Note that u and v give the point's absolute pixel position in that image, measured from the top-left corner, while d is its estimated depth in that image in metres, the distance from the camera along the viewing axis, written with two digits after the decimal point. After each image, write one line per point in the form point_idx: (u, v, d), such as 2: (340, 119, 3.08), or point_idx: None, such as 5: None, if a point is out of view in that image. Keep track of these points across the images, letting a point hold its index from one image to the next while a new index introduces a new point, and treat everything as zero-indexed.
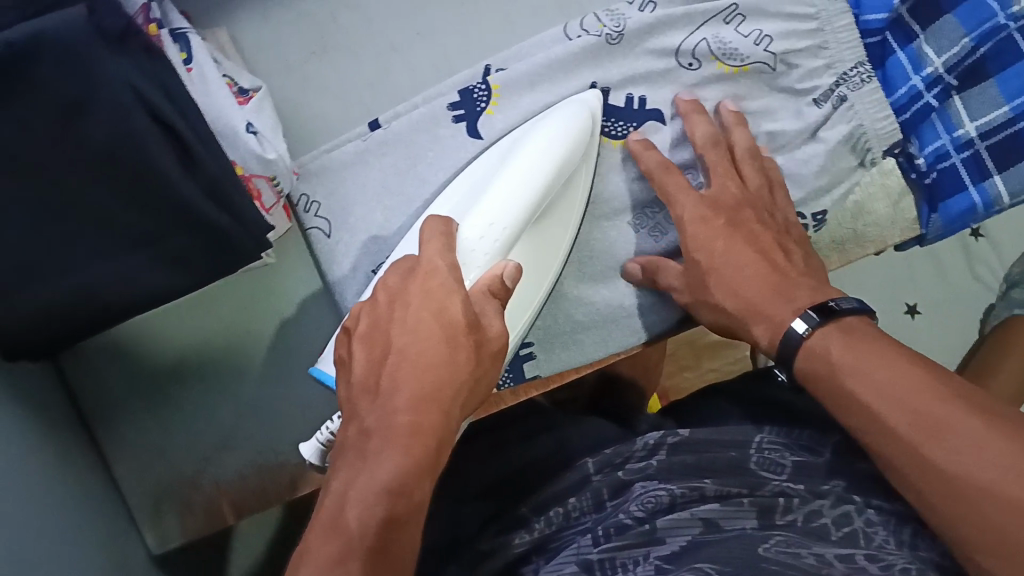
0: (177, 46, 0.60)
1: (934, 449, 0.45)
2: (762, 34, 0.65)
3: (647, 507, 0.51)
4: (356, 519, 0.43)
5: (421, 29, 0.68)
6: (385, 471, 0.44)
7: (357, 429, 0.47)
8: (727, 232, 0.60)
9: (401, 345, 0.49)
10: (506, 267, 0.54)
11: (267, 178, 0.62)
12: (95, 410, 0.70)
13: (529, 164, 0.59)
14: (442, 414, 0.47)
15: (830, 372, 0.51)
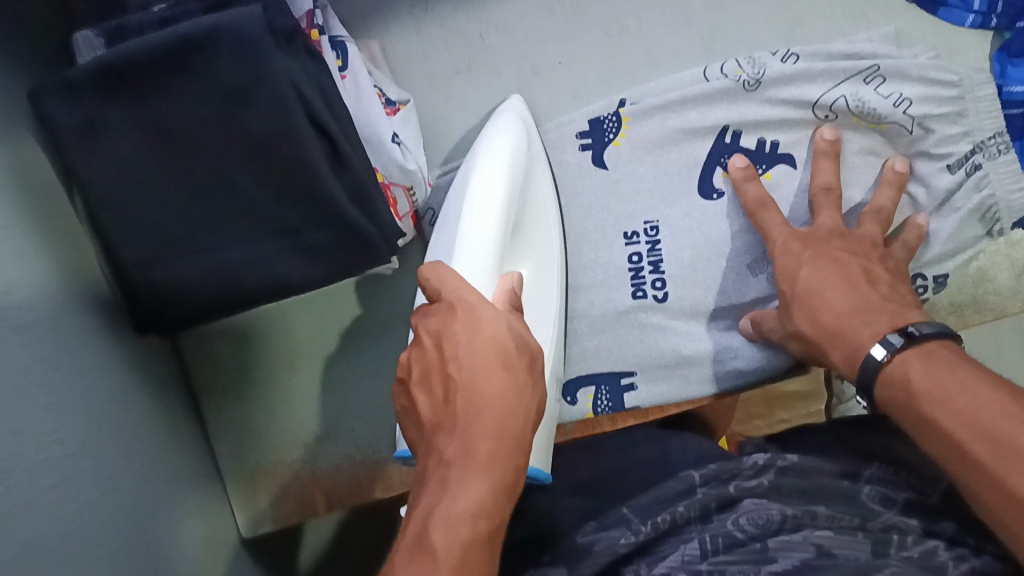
0: (334, 53, 0.64)
1: (1013, 476, 0.43)
2: (902, 97, 0.65)
3: (757, 523, 0.49)
4: (441, 545, 0.39)
5: (564, 58, 0.70)
6: (466, 501, 0.40)
7: (432, 463, 0.42)
8: (812, 258, 0.61)
9: (462, 373, 0.43)
10: (513, 279, 0.52)
11: (404, 187, 0.65)
12: (208, 388, 0.73)
13: (493, 163, 0.59)
14: (515, 441, 0.43)
15: (909, 399, 0.50)
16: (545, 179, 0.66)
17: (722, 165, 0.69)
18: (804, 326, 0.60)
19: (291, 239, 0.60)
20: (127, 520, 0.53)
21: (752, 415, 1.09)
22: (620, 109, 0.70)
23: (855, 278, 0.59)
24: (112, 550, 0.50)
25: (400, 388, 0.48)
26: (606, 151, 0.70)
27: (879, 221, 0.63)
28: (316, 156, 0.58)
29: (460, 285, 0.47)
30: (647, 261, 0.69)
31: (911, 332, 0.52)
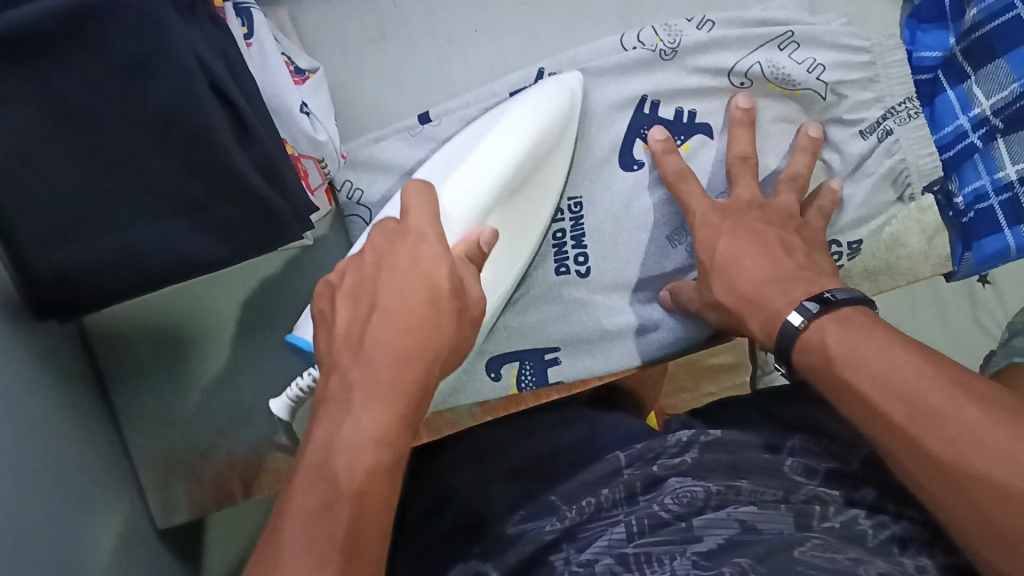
0: (239, 20, 0.61)
1: (932, 438, 0.43)
2: (816, 63, 0.65)
3: (681, 503, 0.49)
4: (343, 470, 0.41)
5: (481, 27, 0.68)
6: (368, 429, 0.42)
7: (337, 383, 0.45)
8: (730, 229, 0.61)
9: (389, 302, 0.46)
10: (482, 233, 0.53)
11: (315, 159, 0.63)
12: (114, 376, 0.69)
13: (508, 133, 0.59)
14: (420, 381, 0.45)
15: (826, 364, 0.49)
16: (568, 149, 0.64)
17: (641, 138, 0.68)
18: (721, 295, 0.59)
19: (197, 215, 0.58)
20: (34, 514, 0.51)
21: (679, 389, 1.11)
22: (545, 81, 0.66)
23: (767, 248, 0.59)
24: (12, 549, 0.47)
25: (322, 298, 0.50)
26: None
27: (794, 188, 0.64)
28: (223, 132, 0.56)
29: (421, 222, 0.48)
30: (570, 236, 0.69)
31: (824, 295, 0.52)
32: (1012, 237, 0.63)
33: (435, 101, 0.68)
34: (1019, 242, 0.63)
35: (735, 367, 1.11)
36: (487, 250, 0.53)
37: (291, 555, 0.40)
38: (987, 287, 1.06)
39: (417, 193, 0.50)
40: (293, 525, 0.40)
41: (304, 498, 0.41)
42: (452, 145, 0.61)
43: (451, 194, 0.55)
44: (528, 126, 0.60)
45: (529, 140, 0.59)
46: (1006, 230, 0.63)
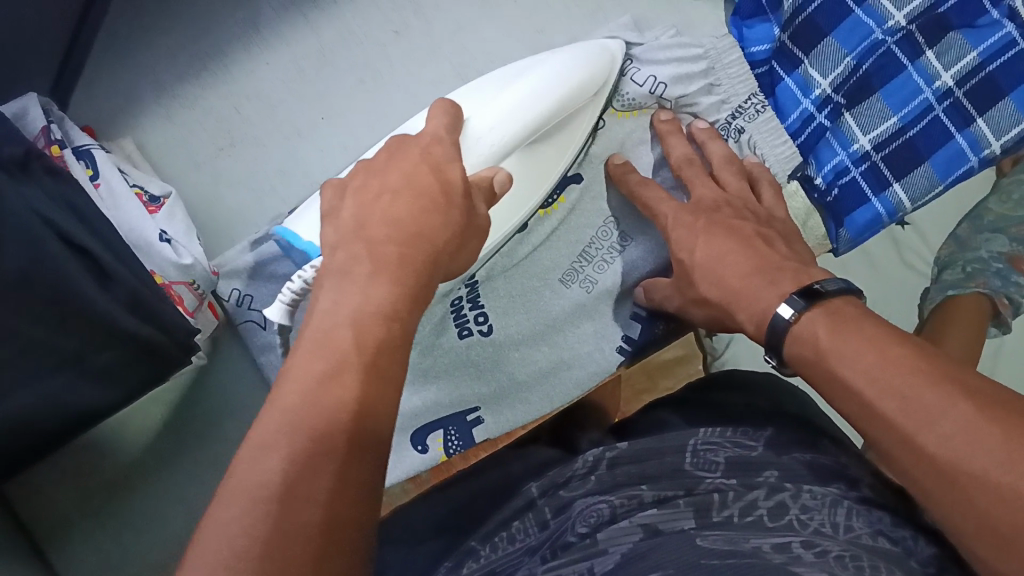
0: (82, 163, 0.61)
1: (922, 433, 0.39)
2: (657, 81, 0.66)
3: (590, 521, 0.49)
4: (351, 333, 0.38)
5: (326, 113, 0.69)
6: (379, 299, 0.40)
7: (344, 259, 0.43)
8: (704, 228, 0.57)
9: (397, 187, 0.45)
10: (496, 173, 0.52)
11: (187, 284, 0.62)
12: (43, 529, 0.67)
13: (526, 85, 0.57)
14: (428, 261, 0.43)
15: (819, 358, 0.45)
16: (587, 118, 0.63)
17: None
18: (707, 291, 0.55)
19: (80, 366, 0.58)
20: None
21: (637, 392, 1.01)
22: None
23: (744, 232, 0.56)
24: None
25: (329, 195, 0.49)
26: None
27: (735, 171, 0.63)
28: (85, 281, 0.55)
29: (438, 127, 0.50)
30: (466, 299, 0.69)
31: (814, 284, 0.48)
32: (881, 204, 0.66)
33: (298, 193, 0.69)
34: (888, 207, 0.66)
35: (687, 357, 1.02)
36: (502, 191, 0.52)
37: (302, 407, 0.35)
38: (907, 228, 1.00)
39: (439, 110, 0.52)
40: (294, 392, 0.36)
41: (309, 358, 0.37)
42: (485, 77, 0.61)
43: (481, 121, 0.55)
44: (563, 84, 0.58)
45: (560, 88, 0.58)
46: (874, 198, 0.66)
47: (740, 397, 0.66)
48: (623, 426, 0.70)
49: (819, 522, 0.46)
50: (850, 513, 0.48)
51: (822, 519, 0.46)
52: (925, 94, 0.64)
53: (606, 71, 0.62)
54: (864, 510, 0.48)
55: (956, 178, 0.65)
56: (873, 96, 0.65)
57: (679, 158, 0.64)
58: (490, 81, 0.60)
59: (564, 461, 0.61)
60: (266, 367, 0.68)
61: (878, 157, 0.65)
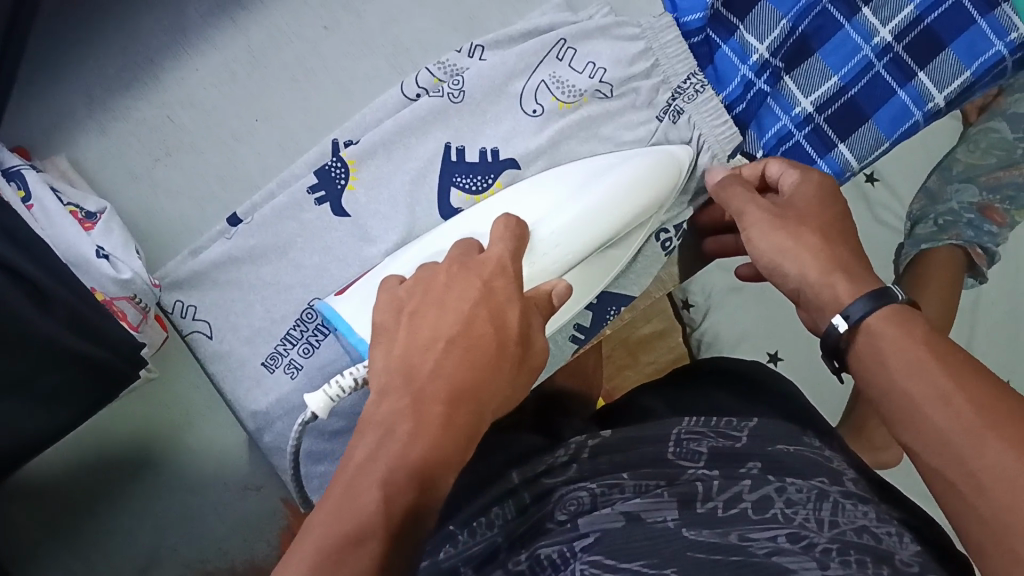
0: (13, 184, 0.59)
1: (984, 458, 0.35)
2: (597, 66, 0.65)
3: (570, 510, 0.50)
4: (376, 500, 0.36)
5: (261, 114, 0.68)
6: (415, 459, 0.39)
7: (389, 407, 0.41)
8: (793, 229, 0.47)
9: (451, 336, 0.44)
10: (557, 284, 0.52)
11: (128, 299, 0.61)
12: (11, 556, 0.66)
13: (587, 207, 0.57)
14: (469, 425, 0.42)
15: (900, 345, 0.40)
16: (648, 226, 0.62)
17: (455, 185, 0.65)
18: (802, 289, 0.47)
19: (25, 391, 0.57)
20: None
21: (620, 368, 0.95)
22: (341, 152, 0.66)
23: (856, 240, 0.48)
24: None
25: (385, 315, 0.48)
26: (342, 198, 0.66)
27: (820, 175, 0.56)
28: (25, 306, 0.54)
29: (501, 255, 0.50)
30: None
31: (888, 286, 0.42)
32: (827, 165, 0.65)
33: (238, 199, 0.68)
34: (835, 168, 0.65)
35: (669, 331, 0.96)
36: (559, 303, 0.51)
37: (355, 490, 0.37)
38: (876, 185, 0.97)
39: (501, 232, 0.52)
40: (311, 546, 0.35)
41: (368, 442, 0.40)
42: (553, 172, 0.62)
43: (546, 229, 0.56)
44: (617, 209, 0.58)
45: (612, 213, 0.58)
46: (820, 160, 0.65)
47: (726, 389, 0.67)
48: (605, 419, 0.70)
49: (805, 517, 0.45)
50: (835, 507, 0.47)
51: (807, 514, 0.45)
52: (864, 51, 0.64)
53: (674, 180, 0.61)
54: (850, 505, 0.48)
55: (903, 134, 0.65)
56: (812, 58, 0.65)
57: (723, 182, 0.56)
58: (561, 183, 0.60)
59: (546, 451, 0.62)
60: (218, 376, 0.66)
61: (821, 119, 0.65)
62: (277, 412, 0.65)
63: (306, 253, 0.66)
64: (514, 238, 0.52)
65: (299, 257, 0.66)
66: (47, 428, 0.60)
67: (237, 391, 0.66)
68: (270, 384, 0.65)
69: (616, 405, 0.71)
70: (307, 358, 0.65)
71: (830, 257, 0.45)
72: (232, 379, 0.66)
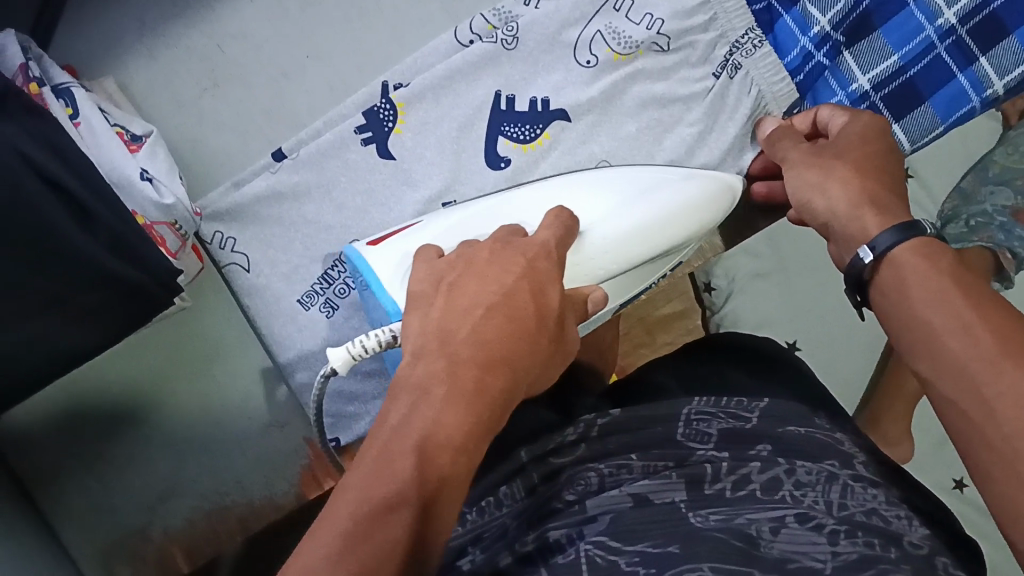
0: (61, 101, 0.59)
1: (991, 376, 0.37)
2: (654, 18, 0.64)
3: (577, 490, 0.48)
4: (415, 464, 0.33)
5: (311, 51, 0.67)
6: (451, 431, 0.35)
7: (424, 372, 0.37)
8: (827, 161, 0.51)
9: (494, 305, 0.40)
10: (596, 292, 0.47)
11: (169, 224, 0.62)
12: (32, 475, 0.66)
13: (631, 220, 0.54)
14: (499, 399, 0.37)
15: (927, 271, 0.42)
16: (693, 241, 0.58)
17: (504, 134, 0.66)
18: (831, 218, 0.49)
19: (62, 308, 0.57)
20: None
21: (636, 345, 0.96)
22: (391, 94, 0.66)
23: (895, 173, 0.50)
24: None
25: (422, 284, 0.43)
26: (388, 141, 0.66)
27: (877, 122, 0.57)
28: (67, 223, 0.54)
29: (547, 240, 0.46)
30: None
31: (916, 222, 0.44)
32: None
33: (283, 135, 0.67)
34: None
35: (687, 312, 0.97)
36: (595, 310, 0.47)
37: (389, 453, 0.34)
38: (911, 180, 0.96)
39: (551, 220, 0.48)
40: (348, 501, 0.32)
41: (399, 408, 0.36)
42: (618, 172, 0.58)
43: (591, 234, 0.53)
44: (663, 228, 0.55)
45: (652, 233, 0.54)
46: None
47: (738, 365, 0.67)
48: (620, 391, 0.69)
49: (814, 499, 0.44)
50: (845, 490, 0.46)
51: (817, 496, 0.45)
52: (926, 31, 0.62)
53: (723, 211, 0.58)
54: (860, 488, 0.47)
55: (958, 119, 0.64)
56: (873, 34, 0.63)
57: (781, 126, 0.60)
58: (605, 185, 0.56)
59: (556, 428, 0.58)
60: (250, 309, 0.66)
61: (877, 98, 0.64)
62: (305, 351, 0.65)
63: (348, 193, 0.66)
64: (563, 227, 0.48)
65: (341, 197, 0.66)
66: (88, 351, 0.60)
67: (272, 327, 0.66)
68: (304, 321, 0.66)
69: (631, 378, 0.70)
70: (343, 299, 0.66)
71: (861, 189, 0.47)
72: (265, 309, 0.66)
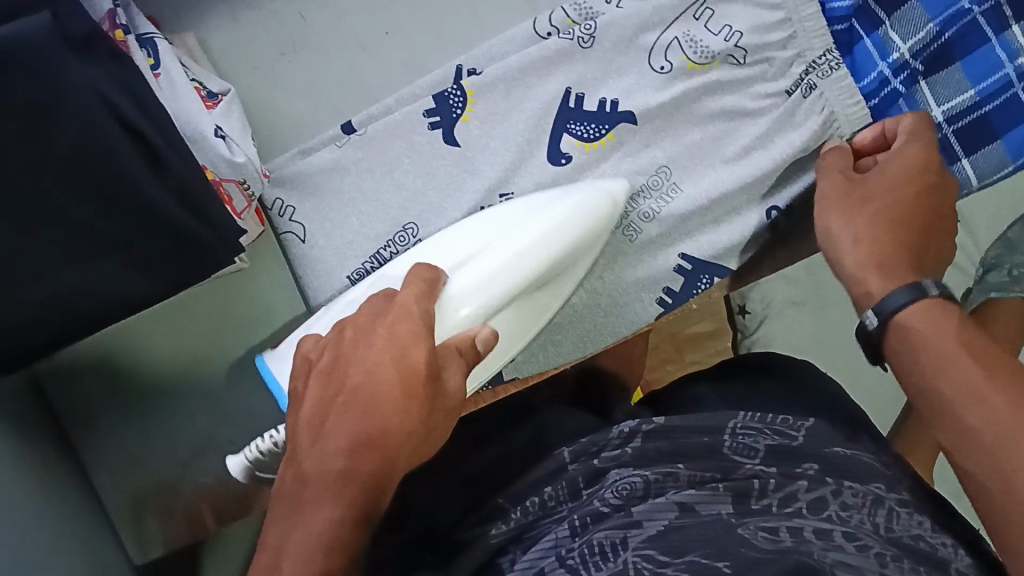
0: (144, 51, 0.60)
1: (996, 441, 0.39)
2: (733, 30, 0.63)
3: (623, 493, 0.48)
4: (291, 570, 0.39)
5: (390, 28, 0.68)
6: (322, 528, 0.40)
7: (294, 479, 0.42)
8: (853, 206, 0.55)
9: (354, 387, 0.42)
10: (480, 332, 0.51)
11: (237, 182, 0.62)
12: (71, 417, 0.68)
13: (488, 264, 0.57)
14: (371, 479, 0.41)
15: (935, 334, 0.44)
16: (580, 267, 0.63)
17: (569, 131, 0.65)
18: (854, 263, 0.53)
19: (123, 253, 0.58)
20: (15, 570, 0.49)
21: (663, 360, 0.90)
22: (462, 79, 0.66)
23: (913, 236, 0.52)
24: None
25: (298, 373, 0.47)
26: (454, 128, 0.66)
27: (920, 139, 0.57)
28: (140, 172, 0.56)
29: (411, 304, 0.48)
30: None
31: (926, 283, 0.47)
32: None
33: (354, 108, 0.68)
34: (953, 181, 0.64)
35: (720, 333, 0.92)
36: (485, 349, 0.51)
37: (275, 563, 0.40)
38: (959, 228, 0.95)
39: (409, 286, 0.51)
40: None
41: (280, 520, 0.42)
42: (542, 211, 0.60)
43: (458, 287, 0.56)
44: (534, 258, 0.58)
45: (530, 268, 0.58)
46: None
47: (777, 383, 0.67)
48: (657, 405, 0.69)
49: (860, 521, 0.45)
50: (890, 515, 0.47)
51: (863, 518, 0.46)
52: (1006, 69, 0.61)
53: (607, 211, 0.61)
54: (904, 514, 0.48)
55: None
56: (953, 66, 0.63)
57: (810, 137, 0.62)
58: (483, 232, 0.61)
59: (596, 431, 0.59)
60: (305, 279, 0.67)
61: (950, 130, 0.64)
62: None
63: (409, 173, 0.66)
64: (427, 295, 0.51)
65: (401, 177, 0.66)
66: (143, 301, 0.60)
67: (321, 298, 0.66)
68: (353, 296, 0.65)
69: (669, 391, 0.70)
70: None
71: (877, 241, 0.52)
72: (319, 278, 0.66)
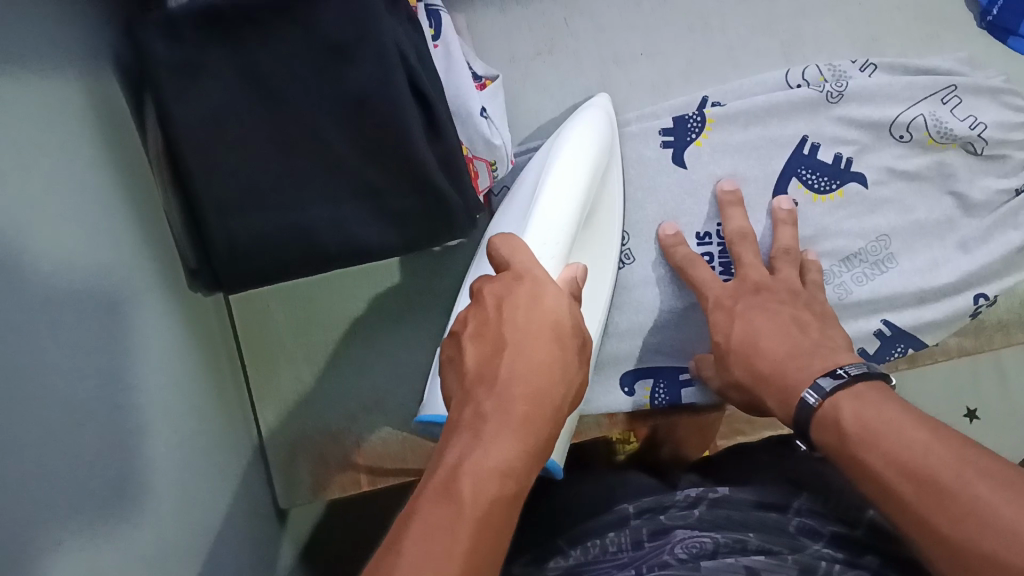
0: (429, 22, 0.63)
1: (939, 513, 0.39)
2: (978, 121, 0.69)
3: (690, 550, 0.48)
4: (470, 486, 0.34)
5: (646, 50, 0.74)
6: (502, 455, 0.36)
7: (471, 411, 0.38)
8: (742, 312, 0.60)
9: (519, 338, 0.40)
10: (577, 269, 0.51)
11: (488, 162, 0.65)
12: (256, 346, 0.72)
13: (562, 181, 0.58)
14: (563, 403, 0.40)
15: (843, 443, 0.46)
16: (615, 205, 0.65)
17: (798, 177, 0.69)
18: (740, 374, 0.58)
19: (376, 203, 0.55)
20: (205, 497, 0.50)
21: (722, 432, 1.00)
22: (704, 109, 0.70)
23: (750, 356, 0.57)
24: (182, 512, 0.46)
25: (448, 343, 0.45)
26: (686, 150, 0.70)
27: (791, 263, 0.64)
28: (415, 125, 0.54)
29: (528, 259, 0.45)
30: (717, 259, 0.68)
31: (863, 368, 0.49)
32: None
33: None
34: None
35: None
36: (582, 286, 0.50)
37: (448, 490, 0.34)
38: None
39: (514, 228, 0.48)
40: (410, 542, 0.31)
41: (457, 444, 0.37)
42: (581, 131, 0.62)
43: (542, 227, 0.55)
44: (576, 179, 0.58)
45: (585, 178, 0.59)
46: None
47: None
48: None
49: None
50: None
51: None
52: None
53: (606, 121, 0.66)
54: None
55: None
56: None
57: (780, 244, 0.65)
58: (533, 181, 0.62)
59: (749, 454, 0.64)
60: None
61: None
62: None
63: (631, 185, 0.70)
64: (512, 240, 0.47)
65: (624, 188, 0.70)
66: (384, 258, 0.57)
67: None
68: None
69: None
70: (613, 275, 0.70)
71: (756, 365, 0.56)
72: None
